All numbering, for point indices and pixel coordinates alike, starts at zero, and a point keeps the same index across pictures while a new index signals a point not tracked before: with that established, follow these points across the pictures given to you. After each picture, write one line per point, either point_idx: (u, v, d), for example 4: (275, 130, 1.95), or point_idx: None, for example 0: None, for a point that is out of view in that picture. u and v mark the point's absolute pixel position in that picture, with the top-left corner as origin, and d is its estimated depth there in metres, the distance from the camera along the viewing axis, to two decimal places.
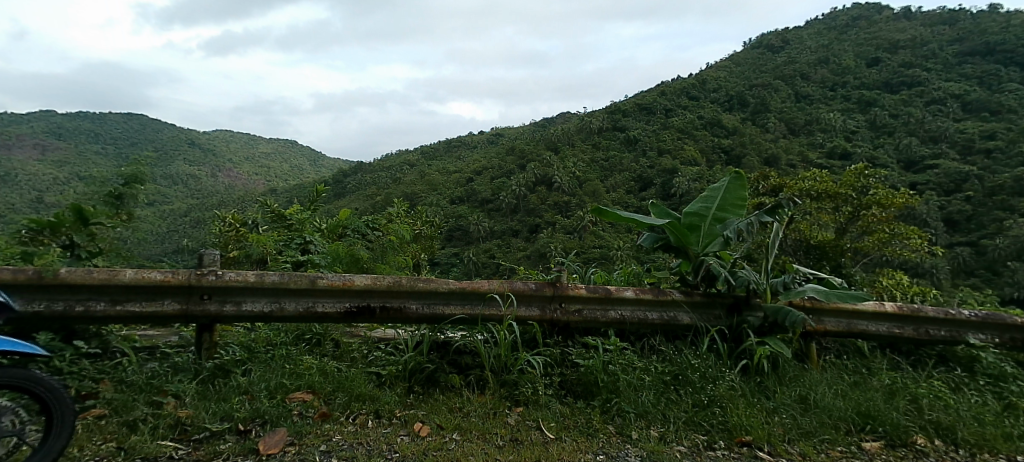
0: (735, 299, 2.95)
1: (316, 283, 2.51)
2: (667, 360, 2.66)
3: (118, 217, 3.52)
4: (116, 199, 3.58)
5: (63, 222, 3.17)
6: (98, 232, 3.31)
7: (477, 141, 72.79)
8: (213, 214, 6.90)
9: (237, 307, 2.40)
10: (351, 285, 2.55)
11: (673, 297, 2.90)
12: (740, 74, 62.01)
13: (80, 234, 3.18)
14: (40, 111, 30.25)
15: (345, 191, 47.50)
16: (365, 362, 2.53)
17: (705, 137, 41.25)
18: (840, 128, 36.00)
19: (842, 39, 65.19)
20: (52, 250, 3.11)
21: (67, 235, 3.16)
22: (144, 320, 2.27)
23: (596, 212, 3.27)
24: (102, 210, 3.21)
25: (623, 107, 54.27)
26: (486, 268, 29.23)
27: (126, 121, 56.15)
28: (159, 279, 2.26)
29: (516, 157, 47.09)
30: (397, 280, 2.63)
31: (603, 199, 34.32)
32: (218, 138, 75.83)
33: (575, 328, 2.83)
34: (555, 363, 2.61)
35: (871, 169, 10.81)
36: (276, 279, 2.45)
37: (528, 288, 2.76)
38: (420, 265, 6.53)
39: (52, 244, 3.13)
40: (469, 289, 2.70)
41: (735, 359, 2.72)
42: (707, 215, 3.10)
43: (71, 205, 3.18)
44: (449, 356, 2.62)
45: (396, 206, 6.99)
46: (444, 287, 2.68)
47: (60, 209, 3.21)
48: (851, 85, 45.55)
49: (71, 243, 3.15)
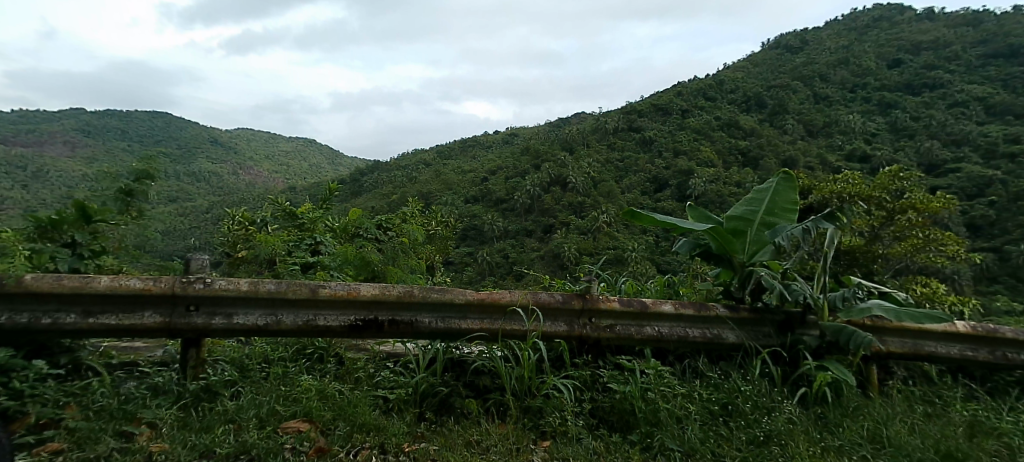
0: (786, 312, 2.64)
1: (319, 292, 2.24)
2: (712, 385, 2.36)
3: (128, 213, 3.50)
4: (128, 195, 3.55)
5: (64, 219, 2.93)
6: (102, 231, 3.07)
7: (492, 140, 72.75)
8: (224, 212, 6.66)
9: (227, 320, 2.12)
10: (357, 294, 2.28)
11: (717, 312, 2.59)
12: (758, 75, 61.19)
13: (81, 233, 2.94)
14: (63, 114, 30.89)
15: (360, 189, 47.69)
16: (371, 383, 2.23)
17: (722, 139, 40.73)
18: (860, 130, 35.34)
19: (863, 41, 64.28)
20: (51, 248, 2.88)
21: (67, 233, 2.92)
22: (123, 334, 2.00)
23: (637, 215, 2.93)
24: (107, 209, 2.96)
25: (639, 108, 53.96)
26: (499, 268, 29.14)
27: (148, 119, 57.02)
28: (138, 287, 1.99)
29: (531, 156, 46.99)
30: (407, 290, 2.35)
31: (618, 201, 34.02)
32: (238, 136, 76.73)
33: (606, 345, 2.54)
34: (584, 386, 2.32)
35: (906, 171, 10.40)
36: (273, 287, 2.18)
37: (554, 300, 2.47)
38: (435, 268, 6.26)
39: (51, 244, 2.88)
40: (488, 301, 2.41)
41: (790, 386, 2.40)
42: (753, 219, 2.83)
43: (75, 202, 2.95)
44: (465, 377, 2.35)
45: (411, 205, 6.70)
46: (460, 297, 2.40)
47: (63, 205, 2.97)
48: (871, 87, 44.79)
49: (72, 242, 2.92)
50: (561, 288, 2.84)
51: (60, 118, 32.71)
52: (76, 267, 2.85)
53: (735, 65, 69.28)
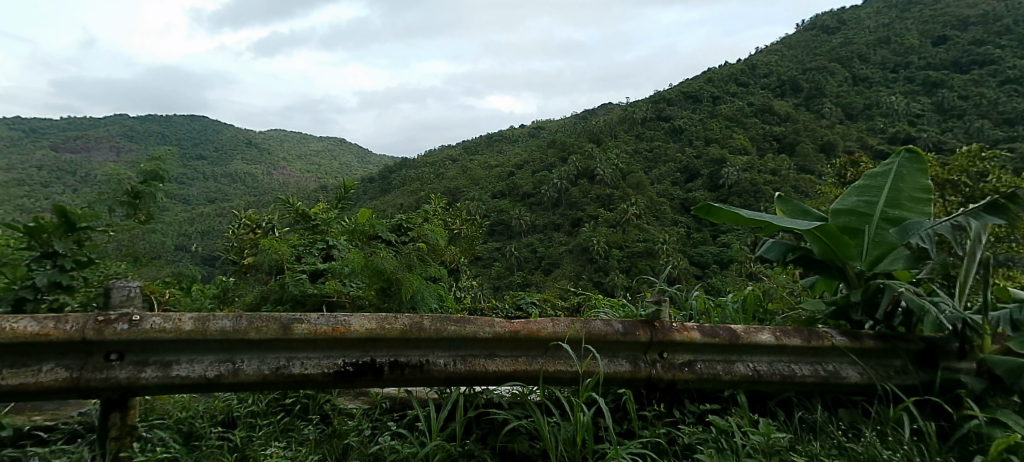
0: (924, 338, 1.97)
1: (293, 332, 1.63)
2: (841, 448, 1.68)
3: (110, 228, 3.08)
4: None
5: (46, 227, 2.63)
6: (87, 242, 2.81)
7: (519, 134, 72.14)
8: (234, 216, 6.29)
9: (166, 372, 1.53)
10: (347, 330, 1.68)
11: (833, 341, 1.93)
12: (792, 58, 59.11)
13: (64, 242, 2.65)
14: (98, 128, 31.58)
15: (387, 186, 47.76)
16: (365, 455, 1.61)
17: (755, 126, 39.40)
18: (902, 112, 33.61)
19: (904, 18, 61.71)
20: (28, 265, 2.59)
21: (45, 243, 2.64)
22: (19, 397, 1.43)
23: (720, 216, 2.26)
24: (91, 214, 2.65)
25: (667, 96, 52.76)
26: (527, 264, 28.83)
27: (181, 128, 58.26)
28: (33, 332, 1.41)
29: (558, 149, 45.96)
30: (415, 321, 1.75)
31: (648, 193, 33.04)
32: (269, 139, 77.96)
33: (684, 390, 1.89)
34: (662, 453, 1.67)
35: (987, 152, 9.43)
36: (238, 316, 1.60)
37: (613, 331, 1.84)
38: (459, 272, 5.64)
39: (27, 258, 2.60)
40: (523, 333, 1.80)
41: (950, 448, 1.70)
42: (872, 214, 2.18)
43: (55, 207, 2.64)
44: (493, 443, 1.73)
45: (433, 203, 6.09)
46: (489, 331, 1.79)
47: (44, 211, 2.67)
48: (915, 67, 42.66)
49: (53, 252, 2.62)
50: (620, 314, 2.20)
51: (96, 132, 33.54)
52: (58, 281, 2.55)
53: (768, 48, 67.33)
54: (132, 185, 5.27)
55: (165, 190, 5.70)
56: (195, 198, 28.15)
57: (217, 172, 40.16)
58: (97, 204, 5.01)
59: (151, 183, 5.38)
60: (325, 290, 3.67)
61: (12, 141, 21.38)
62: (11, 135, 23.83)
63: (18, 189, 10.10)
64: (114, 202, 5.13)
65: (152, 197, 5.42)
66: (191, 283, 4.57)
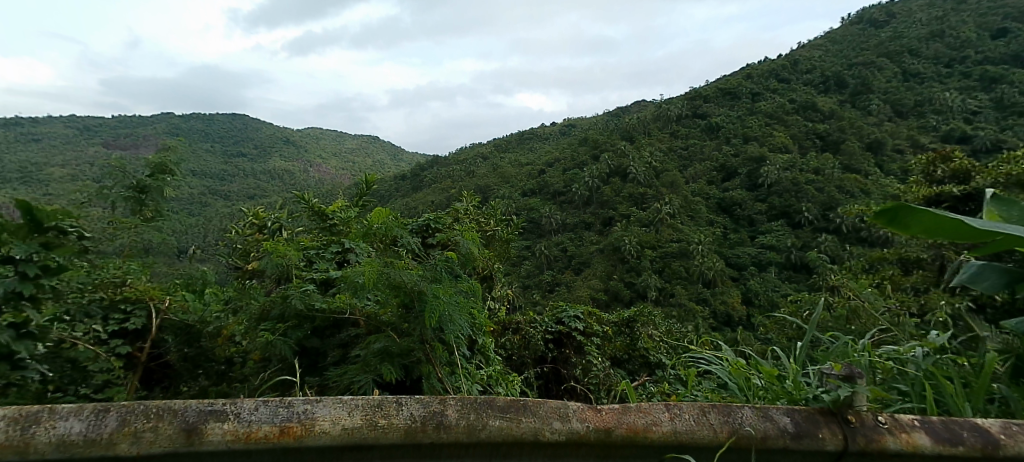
0: None
1: (203, 442, 0.90)
2: None
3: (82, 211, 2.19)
4: None
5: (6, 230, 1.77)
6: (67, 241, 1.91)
7: (550, 132, 71.22)
8: (242, 211, 5.47)
9: None
10: (307, 434, 0.93)
11: None
12: (837, 54, 56.79)
13: (26, 244, 1.74)
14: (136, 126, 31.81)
15: (419, 184, 47.53)
16: None
17: (797, 124, 37.69)
18: (957, 108, 31.53)
19: (958, 10, 58.70)
20: None
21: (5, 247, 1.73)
22: None
23: (916, 224, 1.53)
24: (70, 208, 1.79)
25: (704, 92, 51.21)
26: (557, 263, 28.12)
27: (220, 127, 59.18)
28: None
29: (590, 146, 44.86)
30: (430, 412, 1.00)
31: (683, 192, 31.91)
32: (305, 137, 78.94)
33: None
34: None
35: None
36: (103, 407, 0.89)
37: (783, 433, 1.08)
38: (494, 279, 4.75)
39: None
40: (623, 438, 1.03)
41: None
42: None
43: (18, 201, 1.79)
44: None
45: (465, 201, 5.34)
46: (558, 431, 1.02)
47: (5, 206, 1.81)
48: (970, 60, 40.22)
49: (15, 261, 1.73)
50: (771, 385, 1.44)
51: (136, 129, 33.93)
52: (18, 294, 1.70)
53: (811, 43, 65.05)
54: (138, 178, 4.09)
55: (177, 187, 4.59)
56: (235, 193, 28.44)
57: (253, 168, 40.59)
58: (96, 198, 3.82)
59: (160, 176, 4.18)
60: (336, 304, 2.87)
61: (66, 139, 22.01)
62: (63, 133, 24.52)
63: (45, 174, 9.84)
64: (116, 198, 3.94)
65: (162, 193, 4.24)
66: (205, 285, 3.45)
